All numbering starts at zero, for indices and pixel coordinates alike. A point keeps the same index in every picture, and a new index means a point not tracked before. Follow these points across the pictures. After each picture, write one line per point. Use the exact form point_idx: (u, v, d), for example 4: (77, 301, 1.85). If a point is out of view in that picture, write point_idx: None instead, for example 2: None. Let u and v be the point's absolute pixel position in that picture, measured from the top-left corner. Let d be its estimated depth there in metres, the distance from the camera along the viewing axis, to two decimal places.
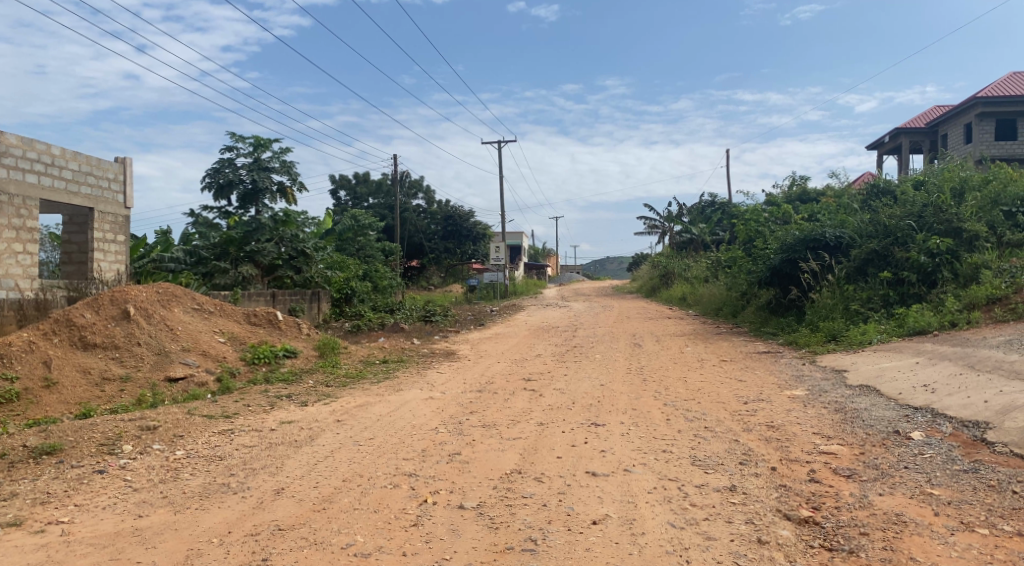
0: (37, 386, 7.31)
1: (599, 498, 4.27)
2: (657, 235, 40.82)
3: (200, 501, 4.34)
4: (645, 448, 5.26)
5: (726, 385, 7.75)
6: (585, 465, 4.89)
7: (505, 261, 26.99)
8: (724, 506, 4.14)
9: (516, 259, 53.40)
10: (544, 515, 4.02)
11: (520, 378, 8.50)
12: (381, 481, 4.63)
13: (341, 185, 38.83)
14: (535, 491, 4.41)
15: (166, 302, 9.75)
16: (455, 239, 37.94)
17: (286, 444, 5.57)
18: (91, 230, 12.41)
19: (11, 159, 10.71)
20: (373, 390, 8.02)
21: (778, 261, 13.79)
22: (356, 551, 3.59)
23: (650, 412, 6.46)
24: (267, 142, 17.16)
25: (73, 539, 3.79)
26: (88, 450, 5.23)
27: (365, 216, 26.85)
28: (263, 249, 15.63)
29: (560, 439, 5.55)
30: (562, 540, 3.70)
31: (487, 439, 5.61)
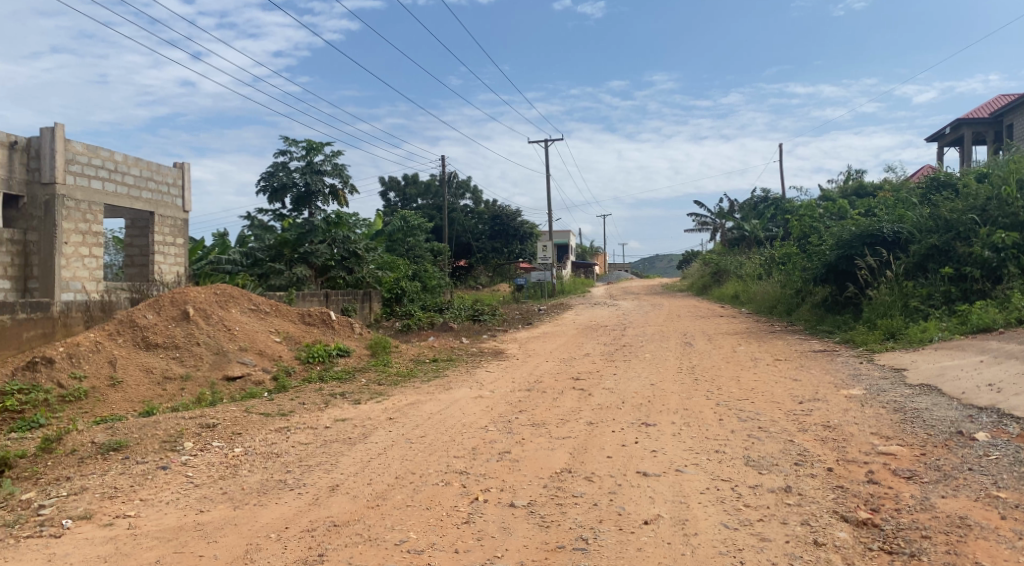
0: (103, 385, 7.62)
1: (651, 498, 4.23)
2: (707, 232, 40.27)
3: (258, 497, 4.45)
4: (697, 448, 5.20)
5: (781, 384, 7.62)
6: (636, 464, 4.87)
7: (551, 260, 26.90)
8: (779, 507, 4.07)
9: (564, 258, 53.34)
10: (595, 514, 4.00)
11: (569, 377, 8.48)
12: (432, 478, 4.67)
13: (391, 187, 39.26)
14: (586, 490, 4.40)
15: (223, 303, 10.01)
16: (503, 238, 37.97)
17: (340, 442, 5.68)
18: (152, 233, 12.83)
19: (77, 166, 11.11)
20: (423, 389, 8.09)
21: (834, 258, 13.58)
22: (409, 548, 3.64)
23: (703, 412, 6.37)
24: (319, 145, 17.45)
25: (139, 533, 3.92)
26: (152, 447, 5.40)
27: (414, 217, 27.05)
28: (317, 250, 16.03)
29: (610, 439, 5.53)
30: (613, 540, 3.68)
31: (536, 438, 5.62)
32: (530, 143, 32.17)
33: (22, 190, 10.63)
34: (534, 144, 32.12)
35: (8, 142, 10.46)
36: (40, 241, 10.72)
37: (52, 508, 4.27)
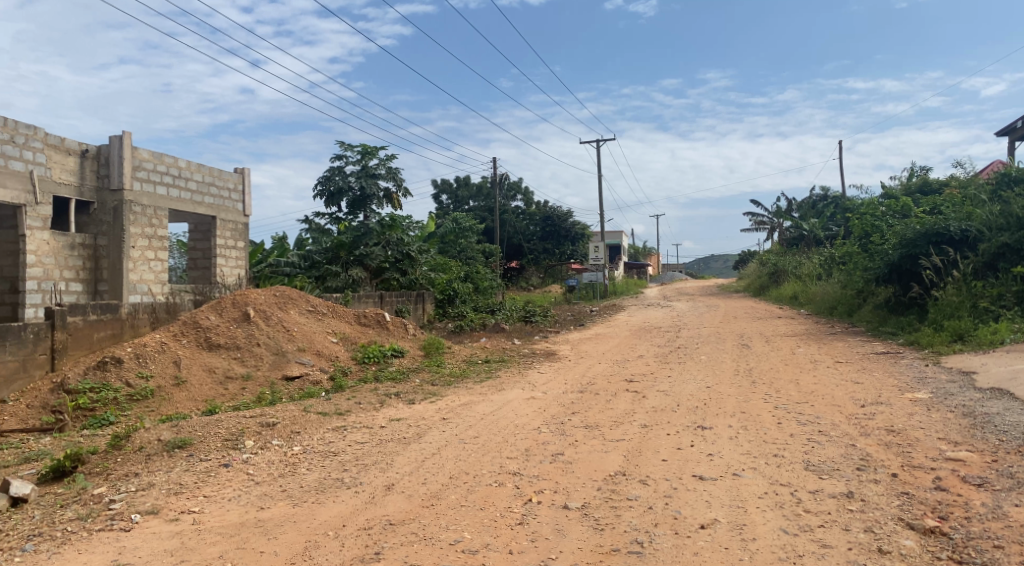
0: (168, 384, 7.89)
1: (707, 502, 4.17)
2: (765, 232, 39.60)
3: (316, 495, 4.54)
4: (755, 452, 5.10)
5: (842, 387, 7.42)
6: (692, 468, 4.80)
7: (604, 261, 26.71)
8: (841, 513, 3.96)
9: (616, 259, 53.13)
10: (650, 518, 3.96)
11: (623, 379, 8.42)
12: (486, 479, 4.70)
13: (443, 189, 39.60)
14: (641, 493, 4.36)
15: (283, 304, 10.26)
16: (554, 239, 37.87)
17: (395, 441, 5.75)
18: (214, 237, 13.25)
19: (143, 173, 11.60)
20: (476, 389, 8.13)
21: (897, 257, 13.21)
22: (464, 547, 3.66)
23: (761, 415, 6.26)
24: (374, 149, 17.68)
25: (203, 528, 4.04)
26: (215, 445, 5.55)
27: (467, 219, 27.16)
28: (371, 253, 16.31)
29: (665, 442, 5.47)
30: (669, 544, 3.64)
31: (590, 440, 5.59)
32: (580, 143, 32.01)
33: (93, 197, 11.07)
34: (585, 144, 31.94)
35: (80, 150, 10.91)
36: (109, 245, 11.20)
37: (122, 503, 4.43)
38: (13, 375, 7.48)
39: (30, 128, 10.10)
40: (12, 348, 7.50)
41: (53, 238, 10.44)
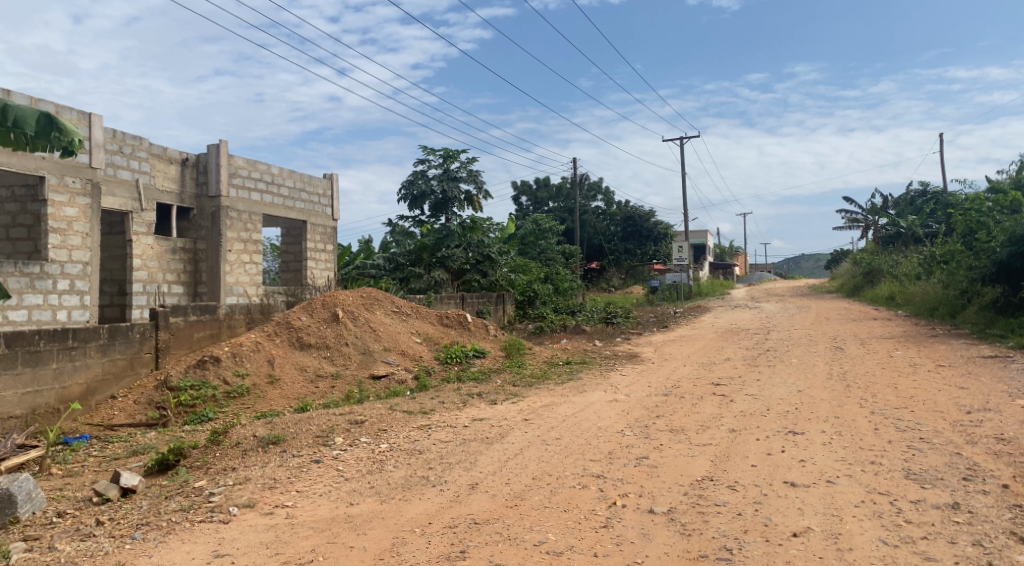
0: (263, 381, 8.25)
1: (800, 509, 4.04)
2: (859, 230, 38.23)
3: (403, 492, 4.63)
4: (850, 459, 4.91)
5: (946, 392, 7.07)
6: (782, 474, 4.66)
7: (687, 261, 26.16)
8: (945, 525, 3.77)
9: (701, 259, 52.31)
10: (739, 524, 3.86)
11: (709, 383, 8.24)
12: (570, 481, 4.68)
13: (522, 191, 39.61)
14: (729, 499, 4.25)
15: (369, 305, 10.58)
16: (636, 240, 37.01)
17: (478, 440, 5.80)
18: (305, 240, 13.85)
19: (239, 180, 12.29)
20: (558, 391, 8.14)
21: (1006, 254, 12.47)
22: (548, 549, 3.65)
23: (856, 420, 6.03)
24: (455, 152, 17.90)
25: (295, 522, 4.17)
26: (307, 441, 5.73)
27: (546, 219, 26.88)
28: (453, 255, 16.40)
29: (755, 447, 5.33)
30: (760, 551, 3.54)
31: (675, 444, 5.49)
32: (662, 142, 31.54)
33: (193, 203, 11.82)
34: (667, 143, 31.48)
35: (181, 159, 11.64)
36: (207, 249, 11.93)
37: (221, 495, 4.63)
38: (122, 372, 7.94)
39: (137, 139, 10.80)
40: (121, 347, 7.96)
41: (156, 243, 11.15)
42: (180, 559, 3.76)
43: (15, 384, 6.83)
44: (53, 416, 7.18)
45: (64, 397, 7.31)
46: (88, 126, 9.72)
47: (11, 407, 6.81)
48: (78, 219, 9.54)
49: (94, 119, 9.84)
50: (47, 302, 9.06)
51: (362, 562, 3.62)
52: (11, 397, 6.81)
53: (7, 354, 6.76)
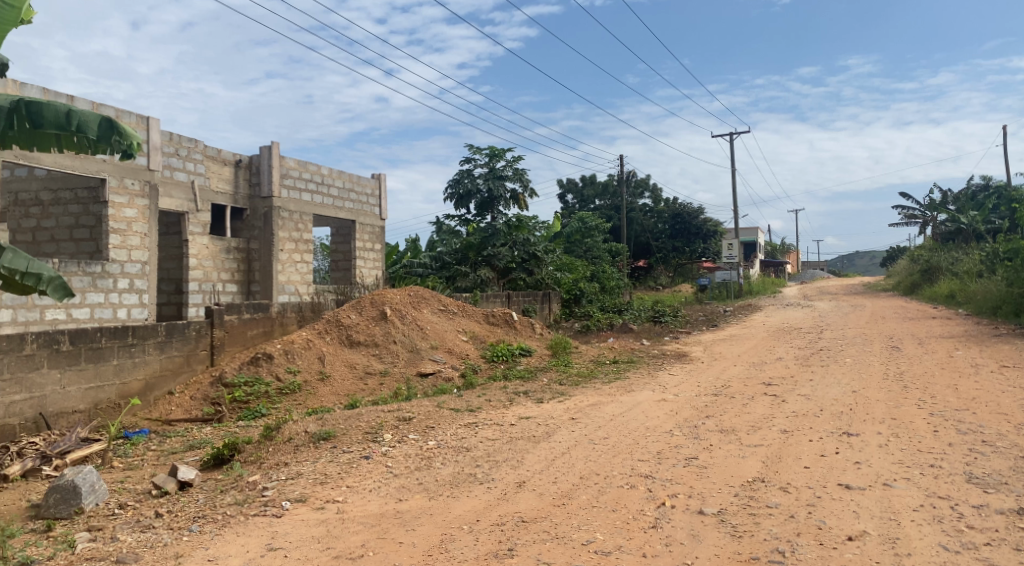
0: (314, 378, 8.42)
1: (855, 513, 3.95)
2: (916, 226, 37.13)
3: (451, 489, 4.67)
4: (908, 462, 4.78)
5: (1012, 394, 6.82)
6: (837, 476, 4.56)
7: (738, 259, 25.78)
8: (1010, 532, 3.64)
9: (751, 256, 51.53)
10: (792, 527, 3.79)
11: (760, 383, 8.11)
12: (618, 480, 4.65)
13: (568, 189, 39.42)
14: (781, 501, 4.18)
15: (416, 304, 10.70)
16: (685, 237, 36.61)
17: (525, 439, 5.81)
18: (353, 240, 14.07)
19: (290, 181, 12.57)
20: (605, 390, 8.10)
21: None
22: (596, 549, 3.64)
23: (914, 422, 5.86)
24: (501, 151, 17.95)
25: (346, 517, 4.24)
26: (357, 437, 5.82)
27: (593, 218, 26.58)
28: (499, 253, 16.63)
29: (807, 448, 5.22)
30: (813, 555, 3.48)
31: (725, 445, 5.42)
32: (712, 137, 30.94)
33: (246, 204, 12.14)
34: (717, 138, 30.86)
35: (235, 161, 11.95)
36: (260, 249, 12.25)
37: (274, 490, 4.73)
38: (179, 368, 8.18)
39: (192, 142, 11.10)
40: (178, 345, 8.20)
41: (211, 243, 11.48)
42: (235, 552, 3.84)
43: (78, 379, 7.08)
44: (114, 411, 7.43)
45: (125, 393, 7.55)
46: (146, 130, 10.01)
47: (76, 401, 7.05)
48: (137, 220, 9.85)
49: (151, 123, 10.13)
50: (108, 300, 9.33)
51: (411, 557, 3.66)
52: (76, 392, 7.05)
53: (71, 350, 7.01)
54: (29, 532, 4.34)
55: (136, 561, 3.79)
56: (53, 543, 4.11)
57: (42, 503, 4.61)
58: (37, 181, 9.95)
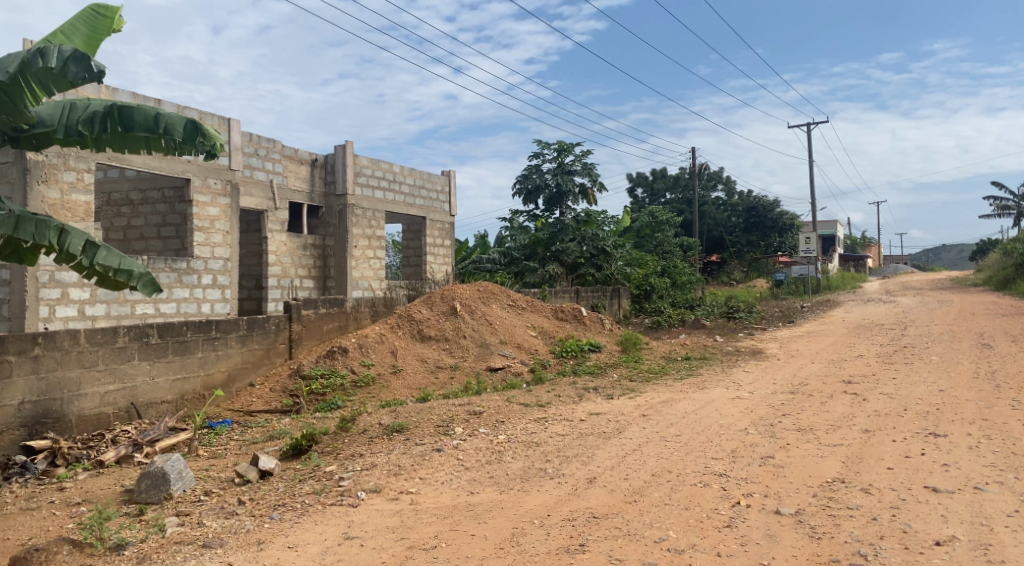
0: (387, 371, 8.62)
1: (943, 517, 3.79)
2: (1010, 217, 35.22)
3: (521, 483, 4.69)
4: (1002, 465, 4.56)
5: None
6: (923, 479, 4.39)
7: (816, 252, 25.02)
8: None
9: (829, 250, 50.01)
10: (874, 530, 3.67)
11: (840, 381, 7.87)
12: (691, 478, 4.59)
13: (638, 182, 38.99)
14: (862, 502, 4.05)
15: (485, 299, 10.83)
16: (760, 231, 35.74)
17: (596, 435, 5.79)
18: (424, 236, 14.29)
19: (364, 178, 12.86)
20: (677, 386, 8.01)
21: None
22: (669, 546, 3.61)
23: (1008, 423, 5.59)
24: (570, 145, 17.89)
25: (419, 508, 4.32)
26: (429, 430, 5.90)
27: (663, 211, 26.06)
28: (567, 249, 16.71)
29: (891, 448, 5.05)
30: (898, 559, 3.36)
31: (803, 444, 5.29)
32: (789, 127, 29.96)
33: (322, 201, 12.47)
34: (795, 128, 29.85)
35: (311, 160, 12.30)
36: (335, 246, 12.60)
37: (350, 480, 4.86)
38: (260, 360, 8.49)
39: (271, 142, 11.48)
40: (259, 338, 8.52)
41: (289, 240, 11.88)
42: (314, 540, 3.95)
43: (167, 371, 7.41)
44: (199, 401, 7.75)
45: (209, 384, 7.86)
46: (227, 131, 10.36)
47: (164, 392, 7.38)
48: (219, 219, 10.22)
49: (232, 124, 10.48)
50: (193, 295, 9.71)
51: (483, 550, 3.69)
52: (163, 382, 7.38)
53: (159, 343, 7.33)
54: (123, 516, 4.58)
55: (221, 546, 3.95)
56: (145, 527, 4.33)
57: (135, 488, 4.86)
58: (128, 182, 10.45)
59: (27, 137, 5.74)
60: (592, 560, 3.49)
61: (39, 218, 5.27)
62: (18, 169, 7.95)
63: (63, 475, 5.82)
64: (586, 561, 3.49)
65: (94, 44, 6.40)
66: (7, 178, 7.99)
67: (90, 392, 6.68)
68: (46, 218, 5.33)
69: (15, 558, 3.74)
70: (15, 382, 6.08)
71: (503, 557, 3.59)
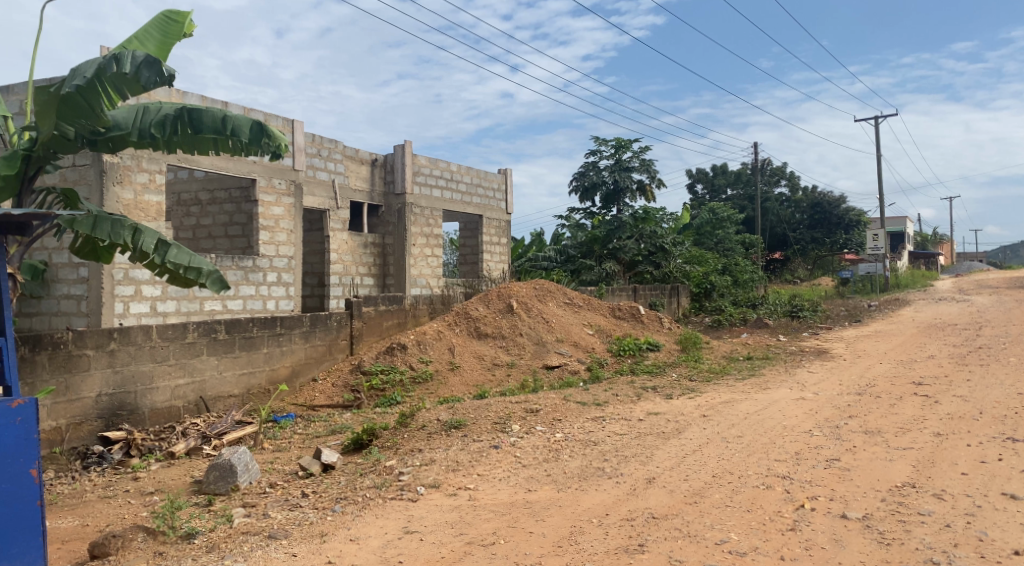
0: (444, 368, 8.71)
1: (1021, 525, 3.64)
2: None
3: (579, 482, 4.68)
4: None
5: None
6: (1000, 485, 4.21)
7: (884, 249, 24.19)
8: None
9: (898, 247, 48.36)
10: (947, 537, 3.55)
11: (910, 382, 7.62)
12: (753, 480, 4.52)
13: (698, 179, 38.47)
14: (935, 508, 3.92)
15: (541, 297, 10.85)
16: (825, 228, 34.77)
17: (654, 435, 5.73)
18: (480, 235, 14.38)
19: (422, 177, 13.03)
20: (739, 387, 7.89)
21: None
22: (731, 549, 3.55)
23: None
24: (627, 142, 17.76)
25: (477, 504, 4.35)
26: (486, 427, 5.94)
27: (724, 208, 25.59)
28: (625, 247, 16.66)
29: (964, 453, 4.87)
30: None
31: (870, 447, 5.14)
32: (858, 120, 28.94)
33: (381, 201, 12.67)
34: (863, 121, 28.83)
35: (371, 160, 12.50)
36: (394, 244, 12.79)
37: (409, 475, 4.93)
38: (322, 356, 8.72)
39: (333, 143, 11.72)
40: (321, 334, 8.74)
41: (350, 238, 12.12)
42: (375, 533, 4.02)
43: (234, 366, 7.64)
44: (265, 396, 7.98)
45: (274, 378, 8.09)
46: (291, 132, 10.61)
47: (232, 386, 7.61)
48: (283, 218, 10.44)
49: (295, 125, 10.73)
50: (258, 292, 9.98)
51: (542, 548, 3.70)
52: (231, 377, 7.61)
53: (227, 339, 7.56)
54: (193, 505, 4.75)
55: (286, 537, 4.05)
56: (214, 517, 4.48)
57: (204, 479, 5.04)
58: (197, 182, 10.82)
59: (104, 140, 5.94)
60: (652, 560, 3.47)
61: (114, 217, 5.48)
62: (96, 171, 8.26)
63: (137, 464, 6.07)
64: (646, 561, 3.47)
65: (165, 49, 6.63)
66: (86, 180, 8.32)
67: (161, 386, 6.93)
68: (121, 218, 5.53)
69: (94, 542, 3.97)
70: (93, 375, 6.34)
71: (561, 556, 3.59)
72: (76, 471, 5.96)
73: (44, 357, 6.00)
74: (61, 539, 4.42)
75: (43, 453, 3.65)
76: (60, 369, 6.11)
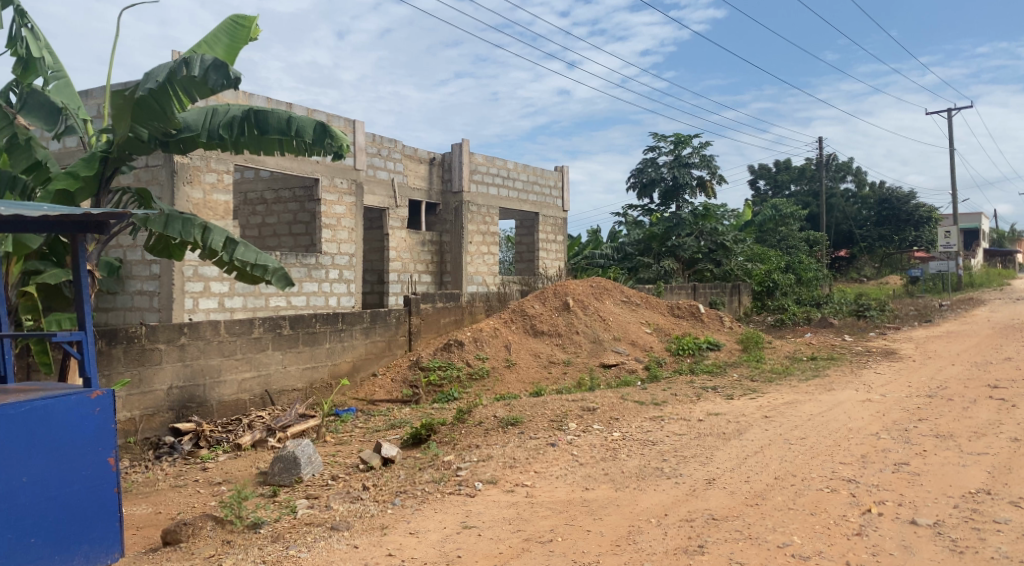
0: (501, 365, 8.75)
1: None
2: None
3: (637, 481, 4.66)
4: None
5: None
6: None
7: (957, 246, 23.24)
8: None
9: (972, 244, 46.39)
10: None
11: (986, 385, 7.32)
12: (817, 483, 4.42)
13: (761, 175, 37.74)
14: (1012, 517, 3.76)
15: (598, 295, 10.80)
16: (892, 224, 33.61)
17: (714, 436, 5.66)
18: (536, 232, 14.39)
19: (479, 176, 13.09)
20: (802, 388, 7.71)
21: None
22: (794, 552, 3.48)
23: None
24: (687, 137, 17.52)
25: (535, 501, 4.37)
26: (543, 425, 5.95)
27: (787, 204, 24.99)
28: (684, 244, 16.51)
29: None
30: None
31: (942, 451, 4.97)
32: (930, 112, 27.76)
33: (439, 199, 12.81)
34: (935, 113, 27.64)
35: (429, 159, 12.62)
36: (451, 241, 12.92)
37: (467, 470, 4.97)
38: (382, 351, 8.87)
39: (392, 142, 11.88)
40: (381, 330, 8.90)
41: (408, 236, 12.29)
42: (434, 527, 4.08)
43: (297, 360, 7.84)
44: (327, 390, 8.17)
45: (336, 373, 8.28)
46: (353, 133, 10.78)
47: (295, 380, 7.81)
48: (345, 216, 10.64)
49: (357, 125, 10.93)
50: (321, 289, 10.22)
51: (600, 546, 3.69)
52: (295, 371, 7.81)
53: (291, 334, 7.75)
54: (260, 496, 4.89)
55: (348, 529, 4.14)
56: (279, 507, 4.61)
57: (269, 470, 5.20)
58: (263, 182, 11.12)
59: (176, 142, 6.13)
60: (712, 561, 3.43)
61: (185, 216, 5.64)
62: (167, 171, 8.56)
63: (205, 455, 6.29)
64: (706, 561, 3.43)
65: (233, 52, 6.81)
66: (158, 179, 8.63)
67: (228, 379, 7.15)
68: (191, 216, 5.69)
69: (166, 529, 4.14)
70: (164, 367, 6.58)
71: (620, 554, 3.58)
72: (149, 460, 6.22)
73: (120, 350, 6.25)
74: (136, 525, 4.62)
75: (117, 442, 3.84)
76: (134, 362, 6.35)
